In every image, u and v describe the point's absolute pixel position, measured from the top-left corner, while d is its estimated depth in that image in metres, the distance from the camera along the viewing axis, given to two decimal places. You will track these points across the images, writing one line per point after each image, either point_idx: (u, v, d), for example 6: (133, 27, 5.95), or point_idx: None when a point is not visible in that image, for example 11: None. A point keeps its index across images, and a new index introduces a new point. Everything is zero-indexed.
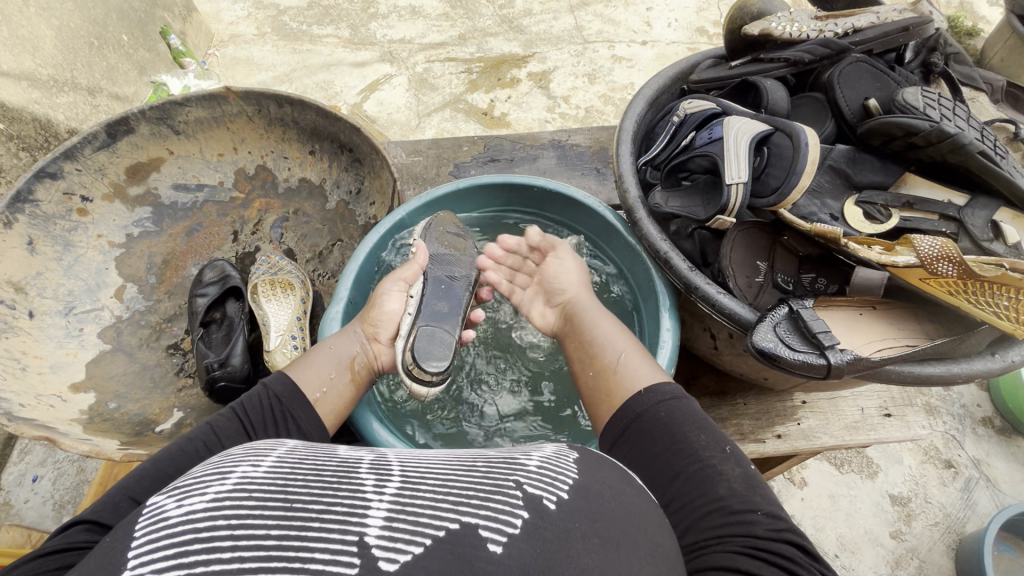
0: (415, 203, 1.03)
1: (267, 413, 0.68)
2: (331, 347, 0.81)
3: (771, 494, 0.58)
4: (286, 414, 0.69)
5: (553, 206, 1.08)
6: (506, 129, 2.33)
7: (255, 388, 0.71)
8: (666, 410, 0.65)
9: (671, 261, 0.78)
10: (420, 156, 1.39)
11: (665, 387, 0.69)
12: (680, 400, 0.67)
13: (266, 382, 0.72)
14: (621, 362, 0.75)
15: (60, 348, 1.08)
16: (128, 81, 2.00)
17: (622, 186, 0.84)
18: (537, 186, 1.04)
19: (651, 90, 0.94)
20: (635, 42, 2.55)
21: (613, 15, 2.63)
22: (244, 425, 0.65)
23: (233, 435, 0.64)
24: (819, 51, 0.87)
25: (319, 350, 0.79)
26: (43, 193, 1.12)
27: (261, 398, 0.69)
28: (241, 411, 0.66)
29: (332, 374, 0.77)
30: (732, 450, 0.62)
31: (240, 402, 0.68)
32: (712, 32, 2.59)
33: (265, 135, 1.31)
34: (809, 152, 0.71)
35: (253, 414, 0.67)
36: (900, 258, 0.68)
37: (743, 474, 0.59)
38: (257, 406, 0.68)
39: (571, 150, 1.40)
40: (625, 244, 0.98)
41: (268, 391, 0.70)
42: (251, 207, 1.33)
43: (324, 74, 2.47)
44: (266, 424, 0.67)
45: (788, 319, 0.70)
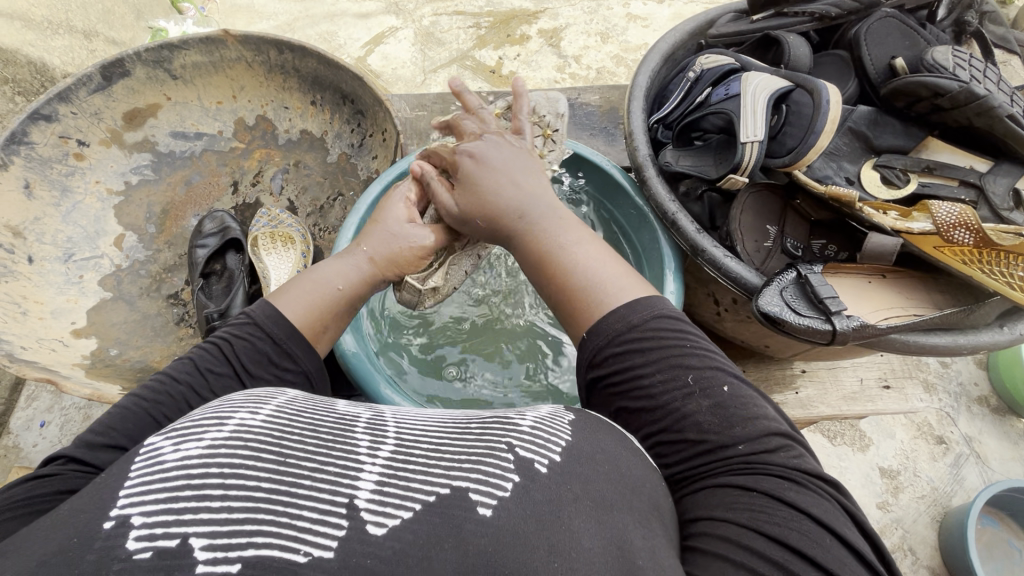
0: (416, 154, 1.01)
1: (264, 355, 0.64)
2: (329, 277, 0.71)
3: (752, 413, 0.53)
4: (285, 356, 0.65)
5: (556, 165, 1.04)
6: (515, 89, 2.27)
7: (245, 326, 0.65)
8: (618, 351, 0.57)
9: (678, 223, 0.77)
10: (425, 111, 1.37)
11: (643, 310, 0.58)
12: (640, 326, 0.57)
13: (254, 317, 0.66)
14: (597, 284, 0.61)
15: (60, 294, 1.07)
16: (125, 25, 1.93)
17: (632, 143, 0.83)
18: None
19: (667, 45, 0.92)
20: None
21: None
22: (237, 367, 0.63)
23: (220, 376, 0.62)
24: (847, 4, 0.82)
25: (317, 284, 0.69)
26: (38, 135, 1.10)
27: (255, 339, 0.64)
28: (233, 353, 0.63)
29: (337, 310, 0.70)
30: (697, 381, 0.55)
31: (231, 343, 0.64)
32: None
33: (265, 84, 1.27)
34: (830, 110, 0.68)
35: (243, 355, 0.63)
36: (916, 224, 0.66)
37: (712, 405, 0.54)
38: (250, 346, 0.64)
39: (581, 109, 1.39)
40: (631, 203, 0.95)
41: (259, 327, 0.65)
42: (251, 157, 1.30)
43: (327, 25, 2.40)
44: (264, 366, 0.64)
45: (795, 284, 0.68)
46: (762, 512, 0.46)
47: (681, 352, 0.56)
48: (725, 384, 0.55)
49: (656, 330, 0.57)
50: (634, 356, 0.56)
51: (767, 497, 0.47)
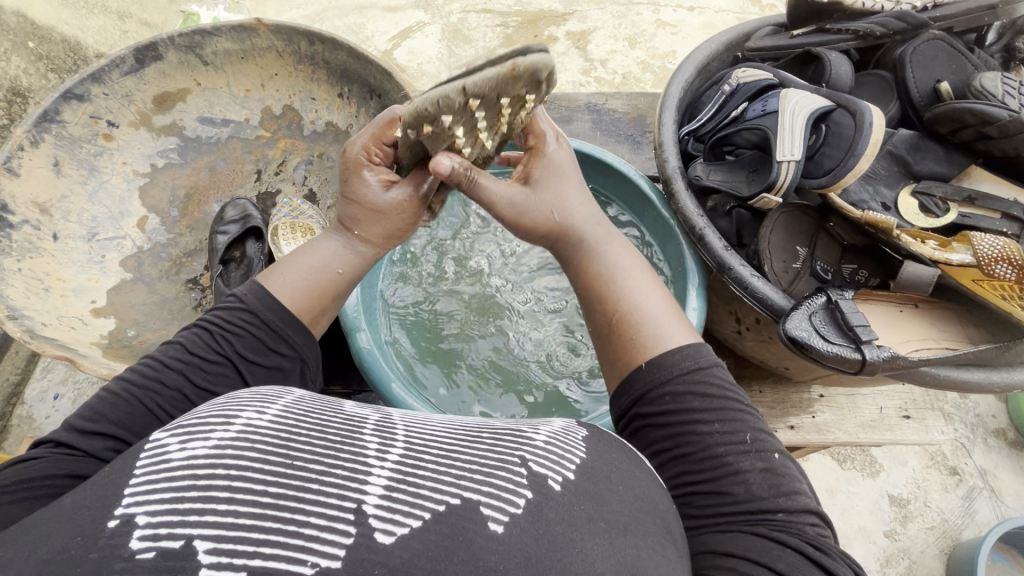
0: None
1: (255, 341, 0.65)
2: (329, 265, 0.71)
3: (797, 488, 0.53)
4: (278, 339, 0.66)
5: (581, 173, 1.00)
6: None
7: (237, 310, 0.66)
8: (672, 394, 0.57)
9: (705, 239, 0.75)
10: None
11: (686, 353, 0.59)
12: (706, 372, 0.58)
13: (245, 302, 0.67)
14: (645, 319, 0.62)
15: (83, 273, 1.08)
16: (157, 8, 2.00)
17: (661, 155, 0.82)
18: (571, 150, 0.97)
19: (703, 55, 0.91)
20: (682, 7, 2.50)
21: None
22: (229, 355, 0.64)
23: (212, 361, 0.63)
24: (893, 24, 0.79)
25: (300, 266, 0.70)
26: (70, 114, 1.11)
27: (247, 325, 0.65)
28: (225, 340, 0.64)
29: (331, 298, 0.71)
30: (752, 442, 0.55)
31: (224, 329, 0.65)
32: (764, 2, 2.53)
33: (294, 74, 1.27)
34: (872, 133, 0.66)
35: (236, 341, 0.65)
36: (955, 256, 0.64)
37: (765, 468, 0.53)
38: (242, 332, 0.65)
39: (608, 115, 1.38)
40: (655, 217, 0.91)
41: (252, 313, 0.66)
42: (276, 147, 1.31)
43: (356, 17, 2.43)
44: (256, 349, 0.65)
45: (824, 309, 0.67)
46: (787, 563, 0.46)
47: (738, 409, 0.57)
48: (775, 450, 0.55)
49: (719, 382, 0.58)
50: (694, 401, 0.56)
51: (788, 549, 0.48)
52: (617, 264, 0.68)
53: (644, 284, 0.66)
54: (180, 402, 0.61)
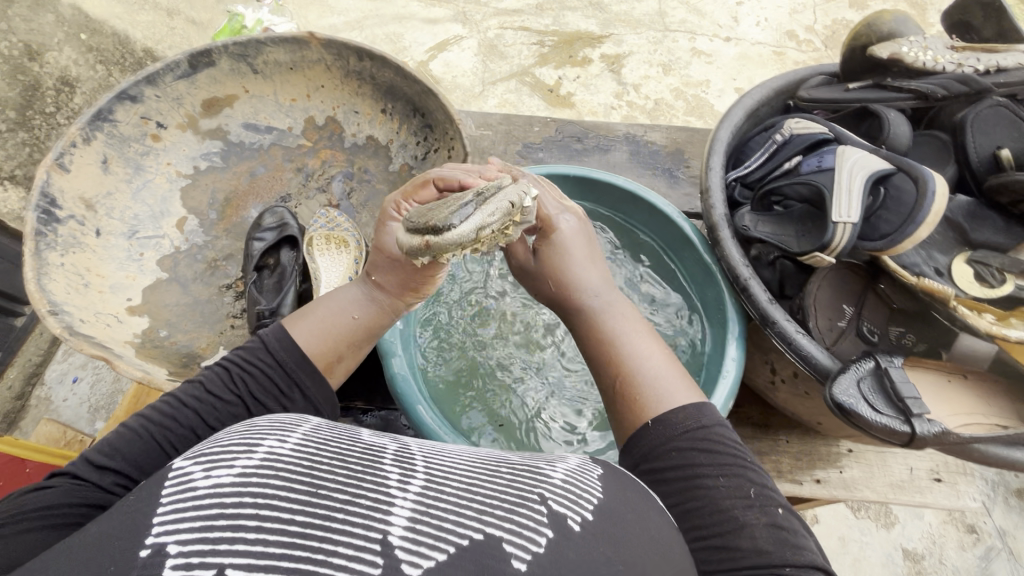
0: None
1: (269, 385, 0.66)
2: (351, 310, 0.76)
3: (807, 548, 0.52)
4: (292, 384, 0.67)
5: (626, 209, 0.97)
6: (570, 110, 2.34)
7: (258, 352, 0.68)
8: (677, 450, 0.57)
9: (750, 289, 0.75)
10: (489, 131, 1.39)
11: (688, 412, 0.60)
12: (708, 431, 0.59)
13: (268, 345, 0.69)
14: (650, 381, 0.64)
15: (121, 270, 1.10)
16: (205, 8, 2.10)
17: (708, 201, 0.83)
18: (617, 186, 0.95)
19: (754, 100, 0.91)
20: (718, 37, 2.51)
21: (699, 6, 2.59)
22: (243, 396, 0.64)
23: (226, 401, 0.64)
24: (956, 87, 0.79)
25: (322, 312, 0.74)
26: (122, 114, 1.14)
27: (266, 368, 0.67)
28: (241, 381, 0.65)
29: (347, 343, 0.73)
30: (757, 497, 0.55)
31: (243, 370, 0.66)
32: (802, 37, 2.54)
33: (340, 88, 1.29)
34: (934, 202, 0.65)
35: (251, 382, 0.65)
36: (1014, 333, 0.63)
37: (772, 524, 0.53)
38: (259, 375, 0.66)
39: (646, 147, 1.38)
40: (699, 261, 0.87)
41: (271, 354, 0.68)
42: (316, 157, 1.32)
43: (395, 26, 2.48)
44: (268, 394, 0.65)
45: (873, 375, 0.65)
46: None
47: (744, 464, 0.57)
48: (779, 505, 0.55)
49: (722, 438, 0.59)
50: (699, 454, 0.57)
51: None
52: (620, 328, 0.71)
53: (648, 348, 0.68)
54: (192, 442, 0.61)
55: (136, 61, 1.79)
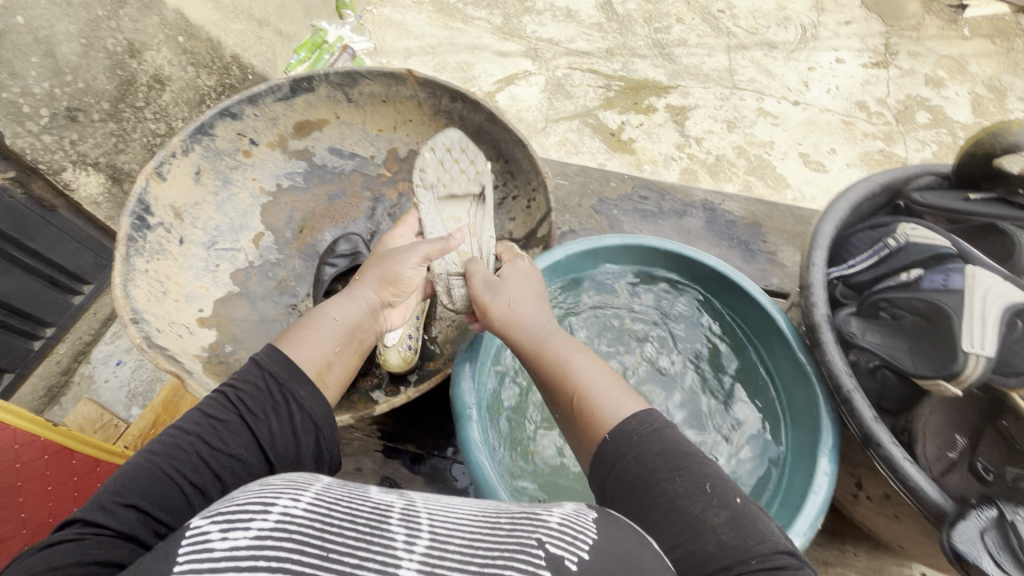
0: (576, 249, 0.92)
1: (263, 396, 0.67)
2: (335, 313, 0.81)
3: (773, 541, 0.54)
4: (285, 396, 0.67)
5: (714, 289, 0.94)
6: (629, 156, 2.35)
7: (248, 366, 0.69)
8: (634, 452, 0.60)
9: (853, 403, 0.70)
10: (566, 181, 1.39)
11: (639, 419, 0.63)
12: (658, 432, 0.62)
13: (259, 361, 0.69)
14: (597, 399, 0.68)
15: (197, 279, 1.12)
16: (292, 21, 2.17)
17: (809, 299, 0.79)
18: (707, 265, 0.92)
19: (856, 196, 0.87)
20: (787, 99, 2.49)
21: (770, 67, 2.59)
22: (240, 412, 0.65)
23: (224, 420, 0.64)
24: None
25: (319, 322, 0.78)
26: (221, 129, 1.17)
27: (257, 385, 0.67)
28: (237, 398, 0.65)
29: (334, 348, 0.77)
30: (713, 492, 0.57)
31: (236, 388, 0.66)
32: (873, 108, 2.49)
33: (427, 124, 1.31)
34: None
35: (247, 399, 0.66)
36: None
37: (730, 518, 0.55)
38: (252, 389, 0.67)
39: (722, 216, 1.36)
40: (790, 359, 0.83)
41: (265, 372, 0.68)
42: (393, 188, 1.34)
43: (467, 55, 2.55)
44: (264, 407, 0.66)
45: (997, 527, 0.62)
46: None
47: (704, 465, 0.59)
48: (737, 496, 0.58)
49: (674, 438, 0.61)
50: (654, 455, 0.59)
51: None
52: (560, 350, 0.75)
53: (590, 363, 0.73)
54: (198, 467, 0.61)
55: (225, 67, 1.78)
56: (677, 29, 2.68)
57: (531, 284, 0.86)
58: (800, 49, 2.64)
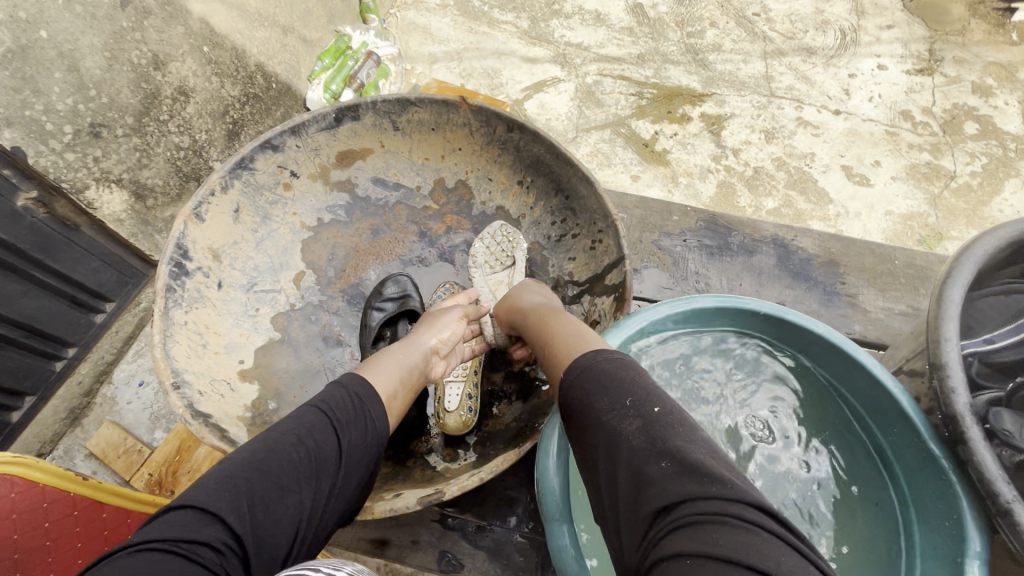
0: (667, 310, 0.87)
1: (348, 409, 0.72)
2: (397, 354, 0.87)
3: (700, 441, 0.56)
4: (364, 411, 0.73)
5: (820, 357, 0.87)
6: (664, 168, 2.24)
7: (334, 385, 0.75)
8: (584, 383, 0.67)
9: (1014, 516, 0.61)
10: (624, 214, 1.30)
11: (587, 357, 0.70)
12: (601, 362, 0.68)
13: (344, 382, 0.76)
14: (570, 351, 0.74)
15: (237, 327, 1.04)
16: (317, 26, 2.03)
17: (946, 384, 0.69)
18: (815, 333, 0.85)
19: (984, 251, 0.75)
20: (827, 108, 2.37)
21: (810, 74, 2.46)
22: (330, 421, 0.70)
23: (317, 426, 0.69)
24: None
25: (384, 358, 0.84)
26: (262, 163, 1.09)
27: (342, 396, 0.73)
28: (326, 407, 0.71)
29: (397, 379, 0.82)
30: (632, 404, 0.61)
31: (324, 399, 0.72)
32: (918, 118, 2.35)
33: (479, 153, 1.21)
34: None
35: (335, 408, 0.71)
36: None
37: (642, 425, 0.59)
38: (339, 401, 0.73)
39: (795, 254, 1.25)
40: (917, 446, 0.75)
41: (346, 387, 0.75)
42: (440, 221, 1.25)
43: (493, 61, 2.45)
44: (349, 418, 0.72)
45: None
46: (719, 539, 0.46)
47: (631, 385, 0.64)
48: (655, 406, 0.61)
49: (611, 363, 0.67)
50: (596, 389, 0.65)
51: (723, 522, 0.48)
52: (544, 322, 0.84)
53: (569, 326, 0.80)
54: (295, 474, 0.64)
55: (248, 77, 1.61)
56: (711, 34, 2.56)
57: (540, 298, 0.96)
58: (841, 55, 2.51)
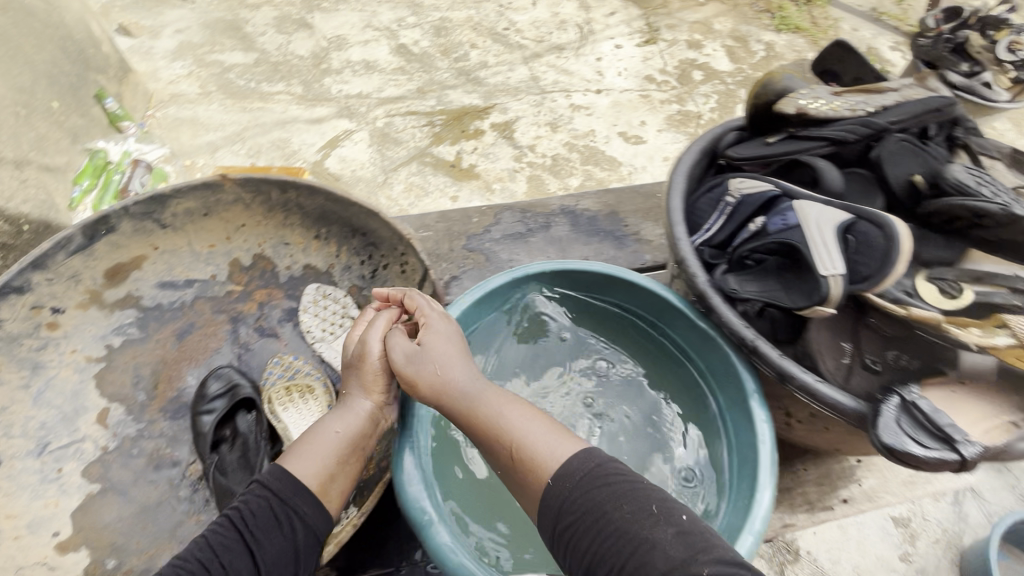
0: (469, 301, 0.93)
1: (267, 514, 0.73)
2: (334, 427, 0.82)
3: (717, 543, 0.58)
4: (284, 514, 0.73)
5: (605, 290, 1.00)
6: (476, 181, 2.36)
7: (253, 487, 0.75)
8: (582, 492, 0.64)
9: (760, 349, 0.77)
10: (429, 231, 1.37)
11: (576, 460, 0.68)
12: (600, 468, 0.66)
13: (262, 481, 0.76)
14: (526, 445, 0.71)
15: (38, 499, 0.93)
16: (60, 150, 1.89)
17: (687, 271, 0.85)
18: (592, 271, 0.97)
19: (686, 167, 0.99)
20: (590, 90, 2.72)
21: (566, 66, 2.82)
22: (241, 531, 0.71)
23: (231, 540, 0.70)
24: (860, 130, 0.88)
25: (316, 438, 0.80)
26: (8, 310, 0.96)
27: (260, 501, 0.74)
28: (239, 519, 0.72)
29: (334, 464, 0.79)
30: (659, 510, 0.61)
31: (240, 506, 0.73)
32: (659, 79, 2.81)
33: (264, 222, 1.20)
34: (903, 243, 0.69)
35: (248, 518, 0.72)
36: (1002, 341, 0.68)
37: (676, 532, 0.59)
38: (256, 511, 0.73)
39: (583, 216, 1.43)
40: (693, 327, 0.90)
41: (266, 488, 0.75)
42: (250, 301, 1.20)
43: (279, 132, 2.41)
44: (264, 524, 0.72)
45: (904, 410, 0.69)
46: None
47: (647, 491, 0.63)
48: (682, 513, 0.61)
49: (618, 469, 0.66)
50: (603, 494, 0.63)
51: None
52: (493, 405, 0.77)
53: (531, 416, 0.75)
54: None
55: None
56: (474, 54, 2.81)
57: (452, 342, 0.84)
58: (584, 45, 2.92)
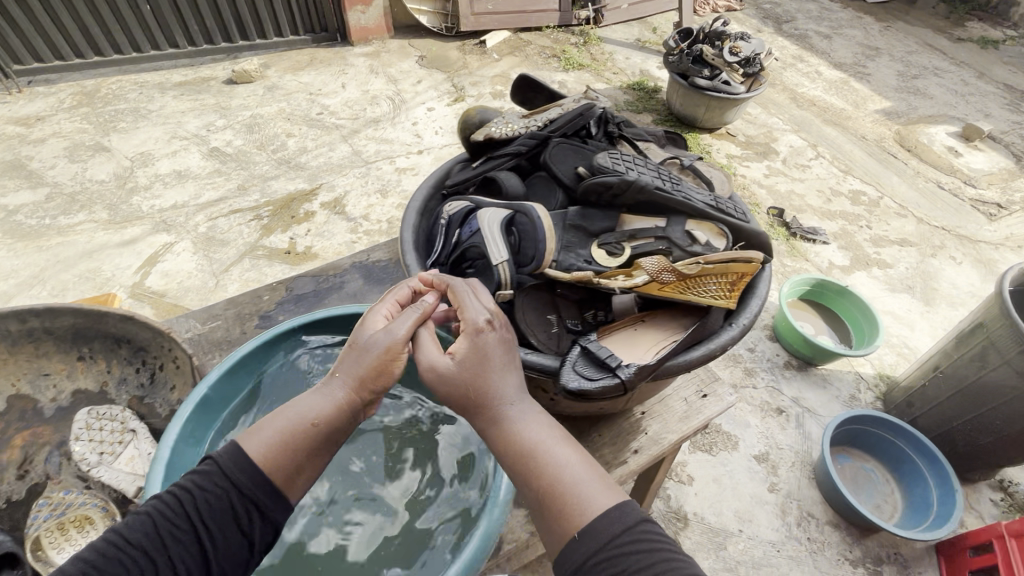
0: (216, 373, 0.90)
1: (217, 510, 0.65)
2: (310, 405, 0.73)
3: None
4: (245, 511, 0.66)
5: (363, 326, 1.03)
6: (315, 261, 2.34)
7: (207, 469, 0.67)
8: (608, 556, 0.57)
9: None
10: (218, 320, 1.34)
11: (613, 516, 0.61)
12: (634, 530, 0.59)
13: (217, 462, 0.67)
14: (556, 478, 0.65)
15: None
16: None
17: None
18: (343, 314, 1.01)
19: (418, 202, 1.09)
20: (412, 152, 2.88)
21: (384, 135, 2.97)
22: (192, 523, 0.63)
23: (167, 530, 0.62)
24: (529, 142, 1.07)
25: (284, 415, 0.72)
26: None
27: (215, 493, 0.65)
28: (195, 509, 0.64)
29: (302, 457, 0.70)
30: None
31: (200, 495, 0.65)
32: None
33: (11, 359, 1.11)
34: (544, 224, 0.90)
35: (203, 509, 0.64)
36: (639, 279, 0.85)
37: None
38: (211, 500, 0.65)
39: (375, 267, 1.50)
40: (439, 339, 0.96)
41: (225, 475, 0.66)
42: (9, 448, 1.12)
43: (87, 263, 2.25)
44: (215, 522, 0.64)
45: (582, 356, 0.83)
46: None
47: (677, 561, 0.57)
48: None
49: (653, 535, 0.59)
50: (628, 558, 0.57)
51: None
52: (531, 436, 0.70)
53: (567, 455, 0.68)
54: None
55: None
56: (292, 142, 2.87)
57: (502, 352, 0.74)
58: (398, 114, 3.11)
